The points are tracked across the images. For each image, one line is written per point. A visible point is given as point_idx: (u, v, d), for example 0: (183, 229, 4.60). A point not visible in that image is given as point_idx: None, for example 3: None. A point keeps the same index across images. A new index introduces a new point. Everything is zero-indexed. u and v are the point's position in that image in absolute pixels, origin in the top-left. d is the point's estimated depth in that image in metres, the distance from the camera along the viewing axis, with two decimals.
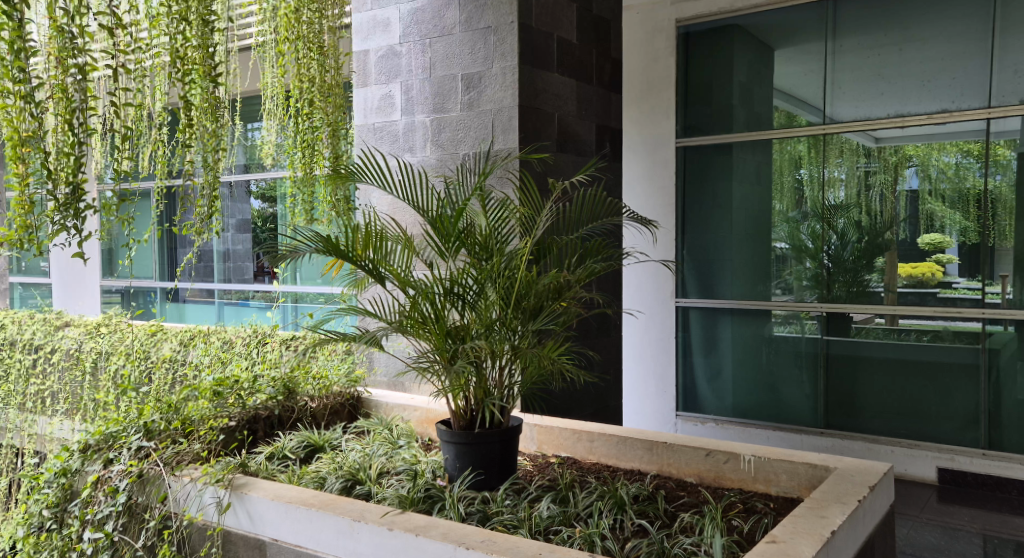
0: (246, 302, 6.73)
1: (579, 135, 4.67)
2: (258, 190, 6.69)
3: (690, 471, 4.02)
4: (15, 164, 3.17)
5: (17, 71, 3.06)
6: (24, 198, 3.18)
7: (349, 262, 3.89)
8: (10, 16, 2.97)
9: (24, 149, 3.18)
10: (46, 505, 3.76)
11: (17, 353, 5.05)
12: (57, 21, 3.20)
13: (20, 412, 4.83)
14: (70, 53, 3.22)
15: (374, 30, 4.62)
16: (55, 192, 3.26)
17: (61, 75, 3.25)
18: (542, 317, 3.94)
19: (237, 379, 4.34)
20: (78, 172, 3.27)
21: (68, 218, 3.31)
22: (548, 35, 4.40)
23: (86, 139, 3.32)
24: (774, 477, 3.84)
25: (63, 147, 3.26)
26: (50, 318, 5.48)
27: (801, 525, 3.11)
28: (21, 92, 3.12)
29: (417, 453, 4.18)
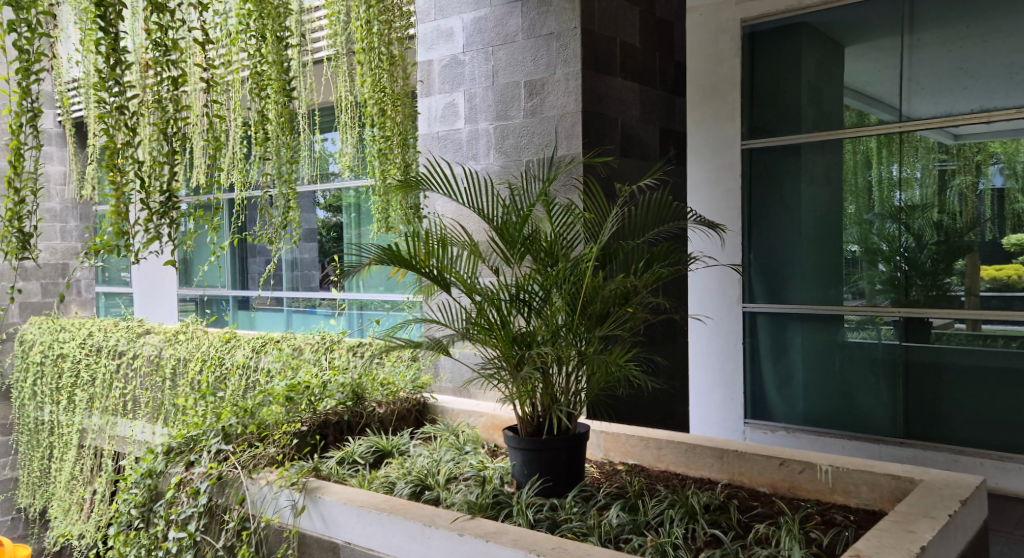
0: (313, 309, 6.88)
1: (643, 139, 4.64)
2: (324, 201, 6.82)
3: (764, 481, 3.93)
4: (112, 173, 3.30)
5: (112, 83, 3.20)
6: (120, 206, 3.31)
7: (414, 270, 3.96)
8: (107, 30, 3.10)
9: (118, 158, 3.30)
10: (134, 504, 3.93)
11: (102, 358, 5.31)
12: (152, 34, 3.28)
13: (108, 415, 5.17)
14: (165, 65, 3.28)
15: (438, 40, 4.67)
16: (149, 200, 3.32)
17: (156, 85, 3.33)
18: (609, 323, 3.94)
19: (308, 385, 4.40)
20: (172, 182, 3.35)
21: (162, 225, 3.38)
22: (611, 40, 4.38)
23: (178, 149, 3.39)
24: (853, 488, 3.71)
25: (157, 157, 3.34)
26: (133, 324, 5.57)
27: (886, 539, 3.00)
28: (117, 103, 3.25)
29: (484, 460, 4.22)
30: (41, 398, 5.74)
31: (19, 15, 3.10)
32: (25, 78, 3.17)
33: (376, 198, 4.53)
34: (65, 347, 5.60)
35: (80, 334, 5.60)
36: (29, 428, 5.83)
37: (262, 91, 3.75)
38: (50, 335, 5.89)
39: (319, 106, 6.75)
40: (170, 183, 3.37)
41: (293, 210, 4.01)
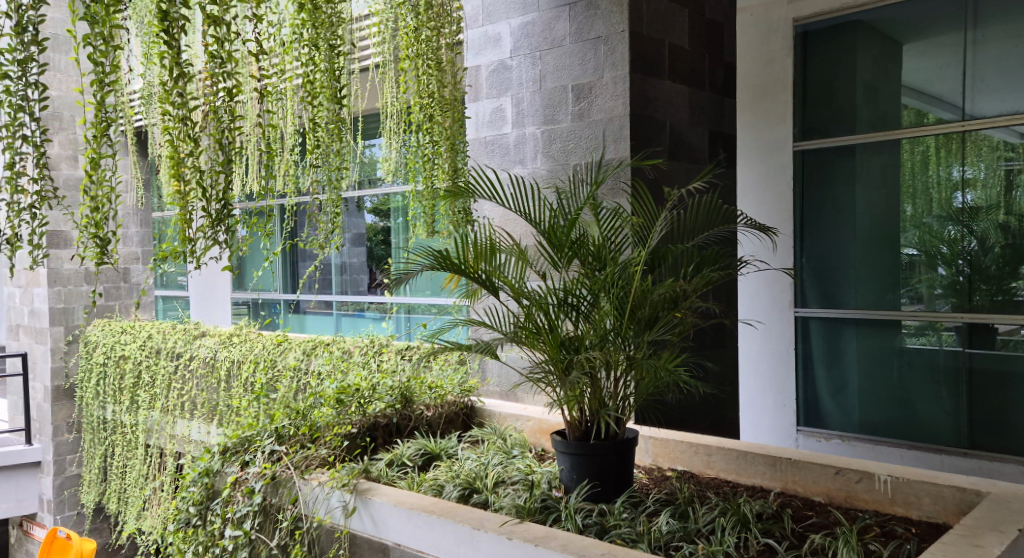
0: (362, 313, 6.98)
1: (691, 142, 4.58)
2: (372, 205, 6.91)
3: (818, 490, 3.84)
4: (176, 181, 3.35)
5: (177, 95, 3.24)
6: (185, 213, 3.33)
7: (463, 274, 3.99)
8: (169, 45, 3.17)
9: (181, 168, 3.34)
10: (192, 502, 4.01)
11: (161, 359, 5.47)
12: (209, 48, 3.30)
13: (169, 415, 5.34)
14: (221, 77, 3.29)
15: (486, 45, 4.70)
16: (207, 207, 3.33)
17: (211, 97, 3.34)
18: (658, 328, 3.91)
19: (358, 387, 4.42)
20: (228, 191, 3.35)
21: (219, 231, 3.39)
22: (660, 43, 4.35)
23: (233, 158, 3.39)
24: (915, 500, 3.60)
25: (214, 166, 3.35)
26: (190, 325, 5.75)
27: (951, 553, 2.91)
28: (181, 115, 3.29)
29: (531, 463, 4.22)
30: (104, 397, 5.94)
31: (94, 29, 3.19)
32: (100, 89, 3.30)
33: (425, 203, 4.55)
34: (126, 349, 5.77)
35: (140, 335, 5.77)
36: (93, 426, 6.04)
37: (314, 99, 3.79)
38: (112, 336, 6.08)
39: (365, 113, 6.83)
40: (227, 191, 3.37)
41: (341, 215, 4.05)
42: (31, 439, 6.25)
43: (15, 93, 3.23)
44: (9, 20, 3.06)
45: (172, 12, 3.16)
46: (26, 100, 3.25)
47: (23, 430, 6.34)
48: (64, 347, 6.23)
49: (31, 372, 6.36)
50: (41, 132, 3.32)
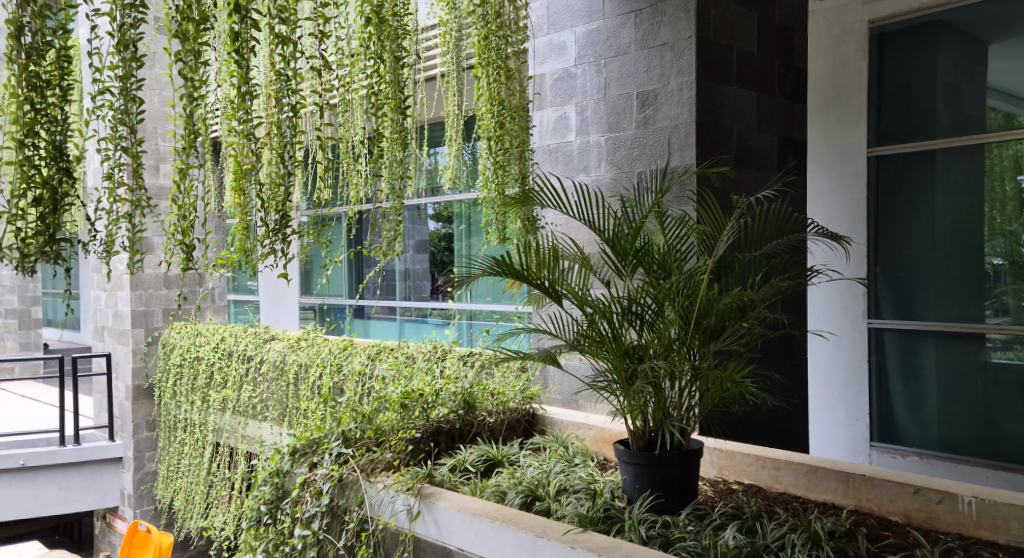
0: (425, 318, 7.05)
1: (760, 149, 4.51)
2: (435, 211, 7.01)
3: (895, 510, 3.71)
4: (238, 194, 3.54)
5: (244, 111, 3.38)
6: (244, 223, 3.61)
7: (525, 281, 3.99)
8: (239, 64, 3.29)
9: (243, 181, 3.53)
10: (263, 501, 4.12)
11: (234, 362, 5.65)
12: (276, 65, 3.40)
13: (241, 415, 5.53)
14: (285, 93, 3.42)
15: (551, 54, 4.72)
16: (266, 218, 3.49)
17: (277, 111, 3.47)
18: (725, 337, 3.82)
19: (422, 392, 4.43)
20: (286, 202, 3.48)
21: (277, 242, 3.52)
22: (727, 49, 4.28)
23: (294, 170, 3.54)
24: (1002, 523, 3.44)
25: (275, 179, 3.50)
26: (260, 329, 5.91)
27: None
28: (244, 130, 3.43)
29: (594, 473, 4.20)
30: (179, 397, 6.15)
31: (184, 46, 3.32)
32: (189, 103, 3.45)
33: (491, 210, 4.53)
34: (201, 350, 5.98)
35: (213, 338, 5.97)
36: (169, 425, 6.25)
37: (380, 110, 3.88)
38: (187, 338, 6.28)
39: (430, 120, 6.90)
40: (285, 202, 3.51)
41: (403, 223, 4.12)
42: (113, 435, 6.48)
43: (116, 107, 3.39)
44: (110, 37, 3.20)
45: (243, 33, 3.27)
46: (127, 113, 3.40)
47: (107, 428, 6.56)
48: (145, 347, 6.46)
49: (115, 372, 6.61)
50: (139, 143, 3.47)
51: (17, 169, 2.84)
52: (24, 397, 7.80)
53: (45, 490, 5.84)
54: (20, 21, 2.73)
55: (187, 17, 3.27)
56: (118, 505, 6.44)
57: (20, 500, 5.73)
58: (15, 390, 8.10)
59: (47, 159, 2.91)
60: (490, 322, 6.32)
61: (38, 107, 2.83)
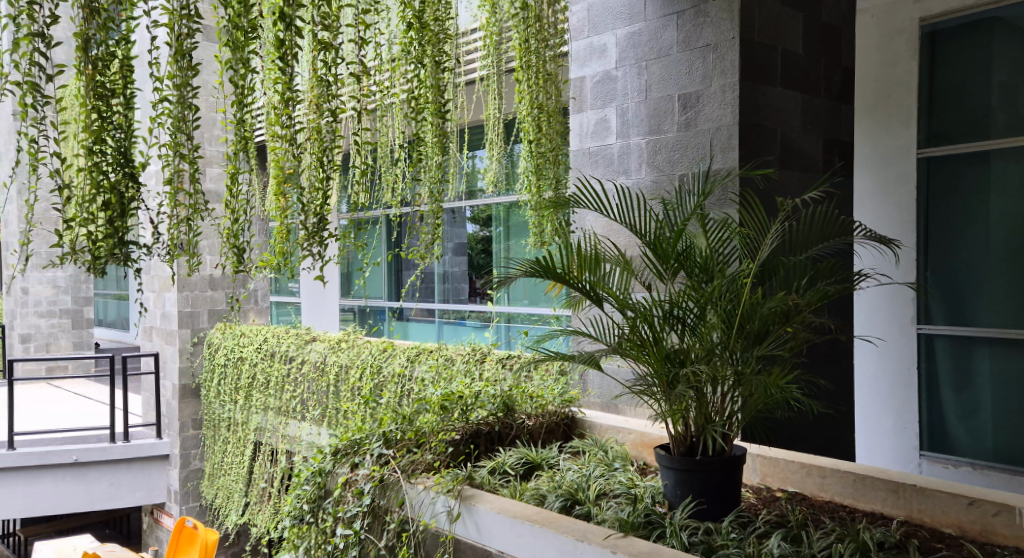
0: (463, 320, 7.06)
1: (805, 151, 4.43)
2: (473, 214, 7.05)
3: (948, 522, 3.60)
4: (280, 198, 3.62)
5: (287, 117, 3.44)
6: (286, 226, 3.70)
7: (566, 284, 3.95)
8: (283, 71, 3.34)
9: (285, 185, 3.59)
10: (305, 501, 4.18)
11: (277, 363, 5.73)
12: (318, 70, 3.45)
13: (284, 415, 5.63)
14: (326, 99, 3.47)
15: (591, 56, 4.69)
16: (305, 221, 3.53)
17: (317, 117, 3.52)
18: (768, 342, 3.74)
19: (461, 394, 4.45)
20: (326, 206, 3.52)
21: (316, 246, 3.57)
22: (772, 49, 4.22)
23: (334, 175, 3.58)
24: None
25: (314, 183, 3.54)
26: (302, 331, 5.99)
27: None
28: (287, 135, 3.49)
29: (634, 477, 4.16)
30: (223, 396, 6.27)
31: (235, 55, 3.37)
32: (240, 110, 3.53)
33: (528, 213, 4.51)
34: (244, 352, 6.09)
35: (256, 339, 6.07)
36: (215, 424, 6.36)
37: (420, 114, 3.90)
38: (231, 338, 6.38)
39: (470, 124, 6.96)
40: (324, 206, 3.56)
41: (441, 226, 4.13)
42: (160, 433, 6.61)
43: (175, 115, 3.48)
44: (168, 47, 3.29)
45: (288, 41, 3.32)
46: (183, 120, 3.48)
47: (155, 426, 6.70)
48: (191, 347, 6.59)
49: (163, 371, 6.75)
50: (196, 149, 3.57)
51: (88, 175, 3.12)
52: (76, 395, 8.02)
53: (96, 486, 6.04)
54: (86, 34, 2.97)
55: (237, 26, 3.32)
56: (164, 501, 6.58)
57: (73, 494, 5.96)
58: (68, 388, 8.33)
59: (114, 165, 3.19)
60: (529, 324, 6.33)
61: (104, 115, 3.11)
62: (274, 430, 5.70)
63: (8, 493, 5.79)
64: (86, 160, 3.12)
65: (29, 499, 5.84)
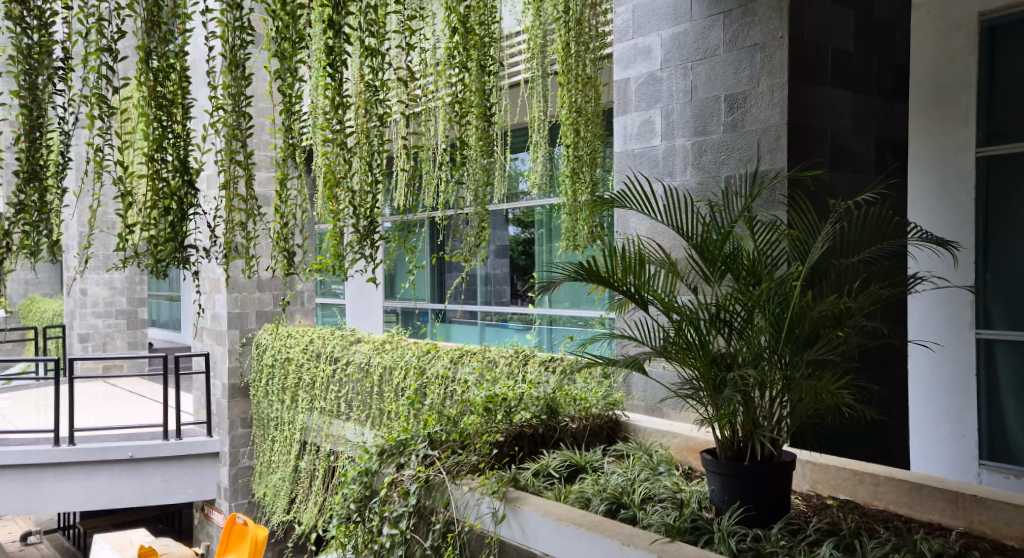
0: (505, 323, 7.22)
1: (856, 151, 4.31)
2: (514, 216, 7.13)
3: (1011, 534, 3.45)
4: (331, 202, 3.64)
5: (337, 122, 3.47)
6: (338, 231, 3.64)
7: (611, 287, 3.87)
8: (334, 77, 3.36)
9: (337, 188, 3.61)
10: (352, 499, 4.13)
11: (322, 364, 5.82)
12: (366, 76, 3.47)
13: (329, 414, 5.73)
14: (374, 104, 3.49)
15: (636, 58, 4.62)
16: (357, 223, 3.59)
17: (366, 122, 3.56)
18: (820, 347, 3.57)
19: (506, 396, 4.44)
20: (375, 208, 3.58)
21: (368, 247, 3.61)
22: (823, 47, 4.10)
23: (384, 178, 3.60)
24: None
25: (365, 186, 3.58)
26: (346, 331, 6.07)
27: None
28: (339, 140, 3.51)
29: (679, 482, 4.07)
30: (271, 396, 6.38)
31: (284, 65, 3.41)
32: (289, 118, 3.57)
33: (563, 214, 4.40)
34: (290, 353, 6.19)
35: (303, 340, 6.17)
36: (263, 424, 6.48)
37: (464, 118, 3.90)
38: (278, 340, 6.48)
39: (513, 128, 7.06)
40: (374, 208, 3.61)
41: (487, 229, 4.11)
42: (210, 432, 6.73)
43: (229, 123, 3.54)
44: (222, 58, 3.37)
45: (338, 49, 3.34)
46: (239, 127, 3.56)
47: (205, 424, 6.84)
48: (240, 348, 6.71)
49: (213, 371, 6.88)
50: (249, 155, 3.64)
51: (149, 182, 3.19)
52: (131, 393, 8.24)
53: (150, 481, 6.22)
54: (148, 47, 3.08)
55: (285, 37, 3.36)
56: (215, 497, 6.72)
57: (128, 489, 6.17)
58: (124, 387, 8.55)
59: (174, 172, 3.24)
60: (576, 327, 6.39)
61: (165, 125, 3.18)
62: (319, 430, 5.82)
63: (67, 487, 6.04)
64: (147, 168, 3.19)
65: (87, 494, 6.08)
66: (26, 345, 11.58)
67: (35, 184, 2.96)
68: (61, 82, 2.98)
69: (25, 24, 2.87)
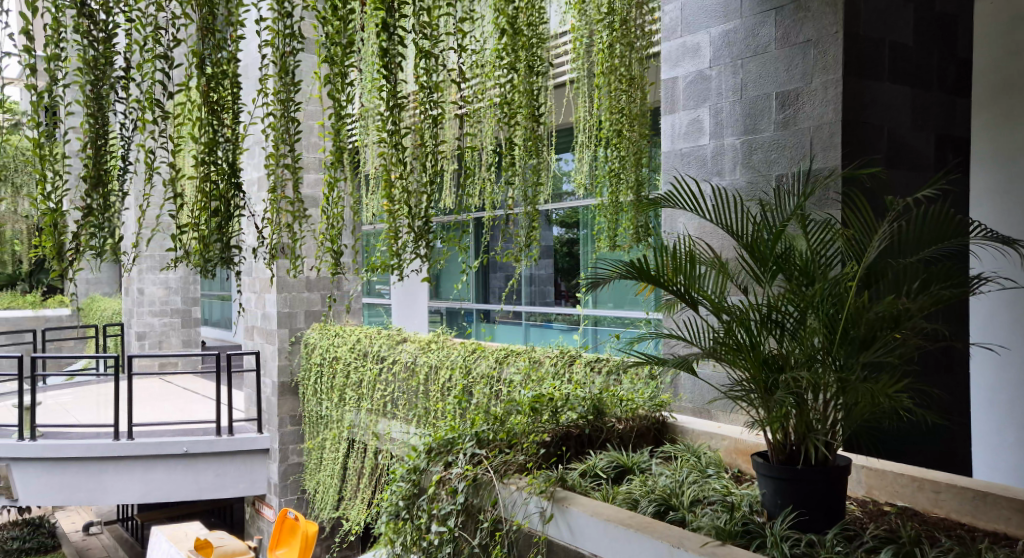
0: (550, 323, 7.28)
1: (916, 148, 4.20)
2: (559, 217, 7.21)
3: None
4: (387, 202, 3.60)
5: (393, 123, 3.44)
6: (393, 230, 3.58)
7: (659, 287, 3.77)
8: (388, 79, 3.31)
9: (392, 189, 3.59)
10: (401, 496, 4.12)
11: (369, 362, 5.87)
12: (420, 78, 3.46)
13: (375, 413, 5.79)
14: (430, 104, 3.48)
15: (683, 57, 4.54)
16: (411, 223, 3.59)
17: (421, 123, 3.55)
18: (877, 348, 3.39)
19: (552, 397, 4.39)
20: (429, 208, 3.56)
21: (421, 247, 3.60)
22: (880, 42, 4.00)
23: (439, 178, 3.58)
24: None
25: (420, 186, 3.58)
26: (393, 330, 6.13)
27: None
28: (395, 141, 3.48)
29: (729, 485, 3.97)
30: (320, 394, 6.45)
31: (333, 70, 3.44)
32: (337, 121, 3.58)
33: (603, 214, 4.38)
34: (339, 351, 6.26)
35: (351, 338, 6.23)
36: (313, 421, 6.55)
37: (512, 118, 3.87)
38: (326, 339, 6.54)
39: (559, 129, 7.13)
40: (429, 209, 3.59)
41: (537, 229, 4.05)
42: (262, 429, 6.82)
43: (279, 127, 3.57)
44: (273, 64, 3.41)
45: (392, 50, 3.29)
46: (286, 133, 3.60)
47: (256, 421, 6.94)
48: (289, 347, 6.79)
49: (263, 369, 6.99)
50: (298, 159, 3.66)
51: (199, 185, 3.24)
52: (186, 390, 8.42)
53: (204, 476, 6.38)
54: (201, 53, 3.11)
55: (336, 43, 3.38)
56: (266, 493, 6.82)
57: (183, 483, 6.32)
58: (180, 384, 8.73)
59: (222, 176, 3.28)
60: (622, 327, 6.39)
61: (215, 128, 3.21)
62: (366, 428, 5.88)
63: (126, 480, 6.23)
64: (197, 170, 3.23)
65: (146, 487, 6.27)
66: (88, 342, 11.92)
67: (101, 189, 3.03)
68: (119, 91, 3.03)
69: (91, 37, 2.93)
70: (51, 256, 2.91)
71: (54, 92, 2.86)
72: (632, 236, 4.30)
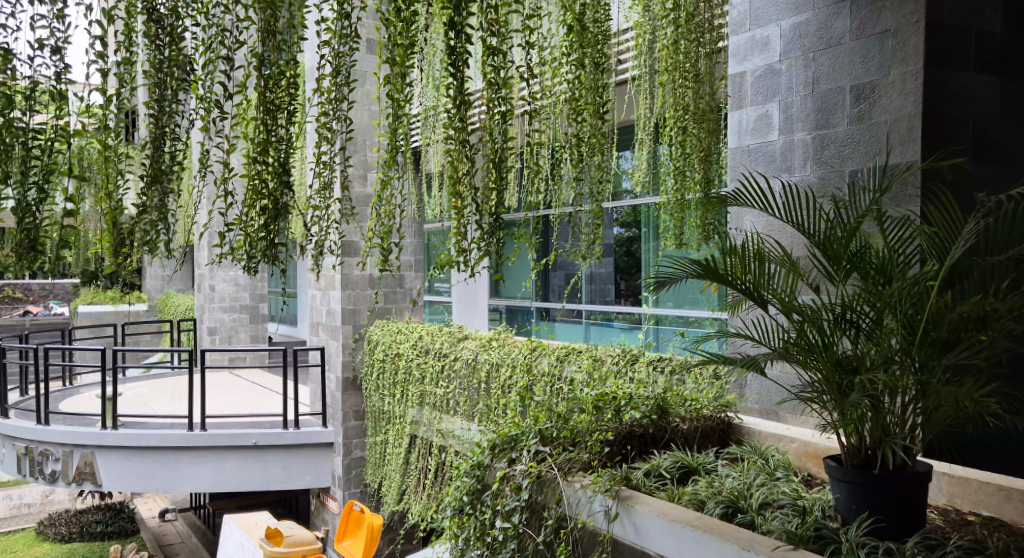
0: (610, 322, 7.26)
1: (1003, 141, 4.05)
2: (620, 217, 7.16)
3: None
4: (454, 200, 3.60)
5: (459, 121, 3.43)
6: (460, 227, 3.56)
7: (727, 285, 3.70)
8: (454, 77, 3.30)
9: (459, 187, 3.59)
10: (465, 491, 4.12)
11: (431, 360, 5.89)
12: (487, 76, 3.45)
13: (437, 410, 5.82)
14: (496, 102, 3.46)
15: (752, 50, 4.45)
16: (481, 221, 3.60)
17: (487, 119, 3.53)
18: (959, 351, 3.24)
19: (615, 395, 4.33)
20: (499, 206, 3.54)
21: (489, 244, 3.59)
22: (965, 30, 3.86)
23: (506, 177, 3.55)
24: None
25: (488, 184, 3.56)
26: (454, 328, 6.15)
27: None
28: (462, 139, 3.48)
29: (799, 489, 3.86)
30: (382, 390, 6.50)
31: (398, 68, 3.44)
32: (396, 121, 3.59)
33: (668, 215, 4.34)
34: (401, 348, 6.30)
35: (412, 335, 6.27)
36: (375, 416, 6.61)
37: (578, 115, 3.82)
38: (388, 335, 6.59)
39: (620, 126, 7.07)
40: (498, 207, 3.57)
41: (602, 226, 4.01)
42: (326, 423, 6.91)
43: (343, 126, 3.59)
44: (330, 64, 3.44)
45: (458, 48, 3.28)
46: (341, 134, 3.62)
47: (321, 415, 7.04)
48: (353, 343, 6.87)
49: (327, 365, 7.07)
50: None
51: (250, 183, 3.29)
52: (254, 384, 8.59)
53: (272, 468, 6.50)
54: (263, 55, 3.15)
55: (398, 42, 3.38)
56: (330, 485, 6.91)
57: (251, 474, 6.45)
58: (246, 378, 8.90)
59: (272, 174, 3.34)
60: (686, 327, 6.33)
61: (270, 128, 3.26)
62: (428, 425, 5.92)
63: (195, 470, 6.38)
64: (250, 169, 3.28)
65: (217, 477, 6.40)
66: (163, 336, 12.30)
67: (158, 187, 3.11)
68: (185, 92, 3.10)
69: (158, 40, 2.98)
70: (108, 252, 3.00)
71: (122, 93, 2.93)
72: (699, 235, 4.23)
